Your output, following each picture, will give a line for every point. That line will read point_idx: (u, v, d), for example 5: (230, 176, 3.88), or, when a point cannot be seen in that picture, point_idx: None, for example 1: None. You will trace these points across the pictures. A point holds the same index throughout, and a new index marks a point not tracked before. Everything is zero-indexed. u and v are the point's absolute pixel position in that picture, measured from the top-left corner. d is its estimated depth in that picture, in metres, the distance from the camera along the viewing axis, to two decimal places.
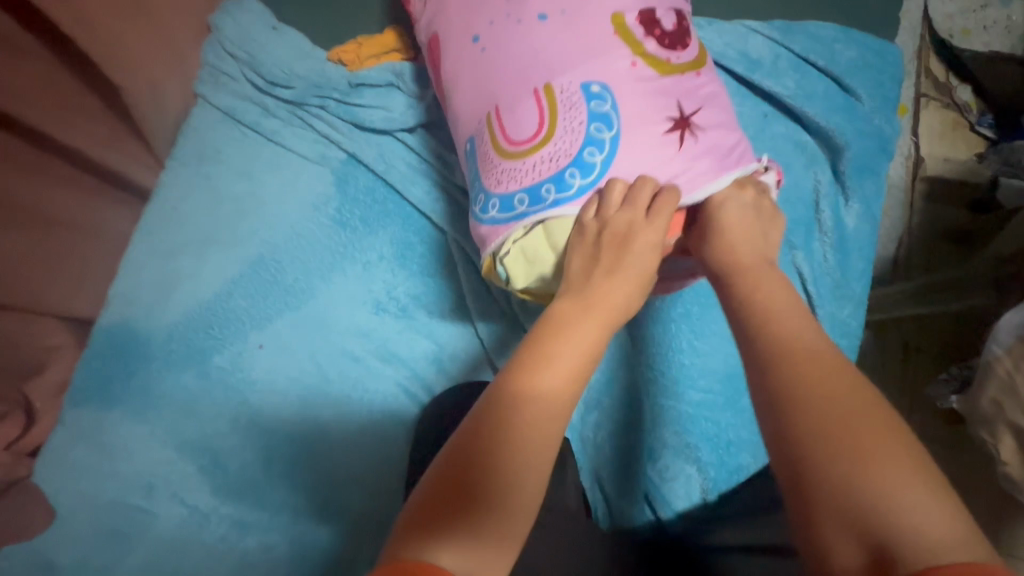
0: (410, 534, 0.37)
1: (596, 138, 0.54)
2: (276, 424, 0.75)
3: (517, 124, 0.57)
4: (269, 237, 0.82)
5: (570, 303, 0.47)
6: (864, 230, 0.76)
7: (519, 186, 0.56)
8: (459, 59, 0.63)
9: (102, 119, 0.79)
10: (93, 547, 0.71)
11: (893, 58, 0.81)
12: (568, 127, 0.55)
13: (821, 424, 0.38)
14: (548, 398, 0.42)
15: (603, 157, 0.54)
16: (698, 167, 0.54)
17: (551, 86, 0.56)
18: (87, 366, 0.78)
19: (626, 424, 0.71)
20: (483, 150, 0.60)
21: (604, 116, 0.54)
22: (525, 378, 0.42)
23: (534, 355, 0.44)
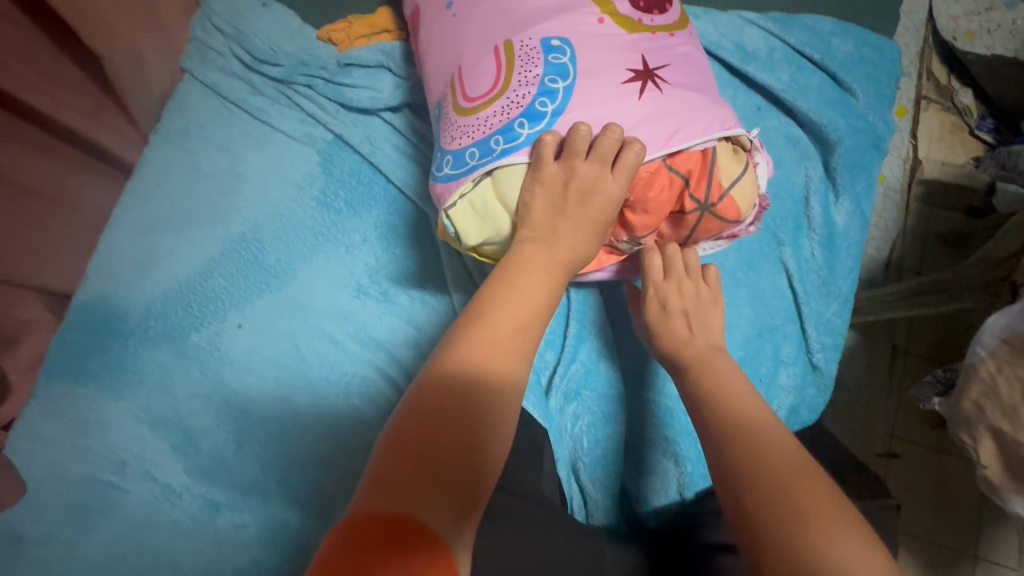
0: (395, 493, 0.35)
1: (549, 89, 0.54)
2: (251, 405, 0.74)
3: (476, 81, 0.58)
4: (251, 215, 0.81)
5: (534, 246, 0.50)
6: (853, 228, 0.75)
7: (472, 140, 0.56)
8: (436, 28, 0.65)
9: (85, 90, 0.78)
10: (63, 521, 0.71)
11: (891, 54, 0.79)
12: (523, 77, 0.55)
13: (766, 474, 0.39)
14: (509, 367, 0.43)
15: (554, 107, 0.54)
16: (656, 120, 0.54)
17: (511, 42, 0.57)
18: (63, 340, 0.77)
19: (607, 415, 0.69)
20: (445, 112, 0.60)
21: (560, 68, 0.55)
22: (493, 340, 0.43)
23: (497, 312, 0.45)
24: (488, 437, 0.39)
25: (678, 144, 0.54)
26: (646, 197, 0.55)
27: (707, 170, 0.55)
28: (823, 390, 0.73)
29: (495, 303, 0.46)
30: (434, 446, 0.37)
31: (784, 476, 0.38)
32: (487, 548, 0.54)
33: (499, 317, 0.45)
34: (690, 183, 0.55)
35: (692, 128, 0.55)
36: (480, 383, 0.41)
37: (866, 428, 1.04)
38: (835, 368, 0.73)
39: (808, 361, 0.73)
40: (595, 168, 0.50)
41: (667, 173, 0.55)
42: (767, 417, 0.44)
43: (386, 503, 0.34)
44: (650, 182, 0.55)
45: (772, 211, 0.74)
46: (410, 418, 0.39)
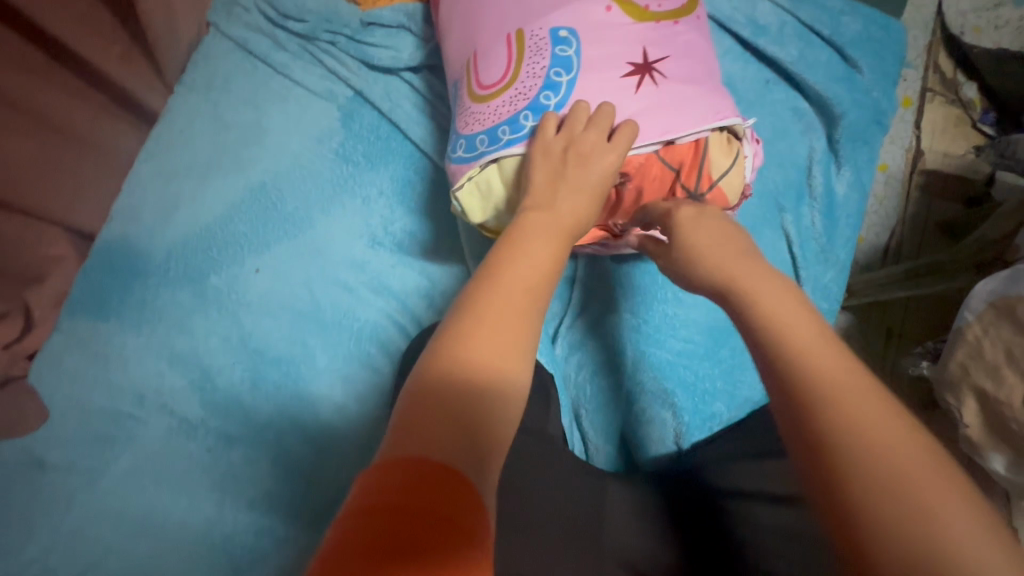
0: (412, 437, 0.34)
1: (553, 82, 0.56)
2: (266, 347, 0.77)
3: (488, 69, 0.59)
4: (272, 165, 0.84)
5: (540, 212, 0.48)
6: (853, 199, 0.78)
7: (483, 127, 0.58)
8: (454, 5, 0.66)
9: (115, 36, 0.80)
10: (83, 448, 0.74)
11: (897, 34, 0.82)
12: (530, 71, 0.57)
13: (873, 454, 0.30)
14: (519, 324, 0.40)
15: (557, 100, 0.56)
16: (653, 114, 0.56)
17: (522, 31, 0.59)
18: (87, 278, 0.80)
19: (610, 363, 0.73)
20: (460, 96, 0.62)
21: (565, 60, 0.57)
22: (505, 292, 0.41)
23: (506, 268, 0.43)
24: (498, 398, 0.37)
25: (669, 137, 0.56)
26: (635, 184, 0.57)
27: (699, 160, 0.57)
28: None
29: (504, 262, 0.43)
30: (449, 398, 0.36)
31: (903, 466, 0.29)
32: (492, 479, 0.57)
33: (508, 272, 0.43)
34: (681, 175, 0.57)
35: (683, 121, 0.56)
36: (487, 344, 0.39)
37: None
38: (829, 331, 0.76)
39: None
40: (595, 138, 0.51)
41: (657, 165, 0.57)
42: (854, 368, 0.34)
43: (407, 447, 0.33)
44: (640, 172, 0.57)
45: (776, 180, 0.77)
46: (425, 373, 0.37)
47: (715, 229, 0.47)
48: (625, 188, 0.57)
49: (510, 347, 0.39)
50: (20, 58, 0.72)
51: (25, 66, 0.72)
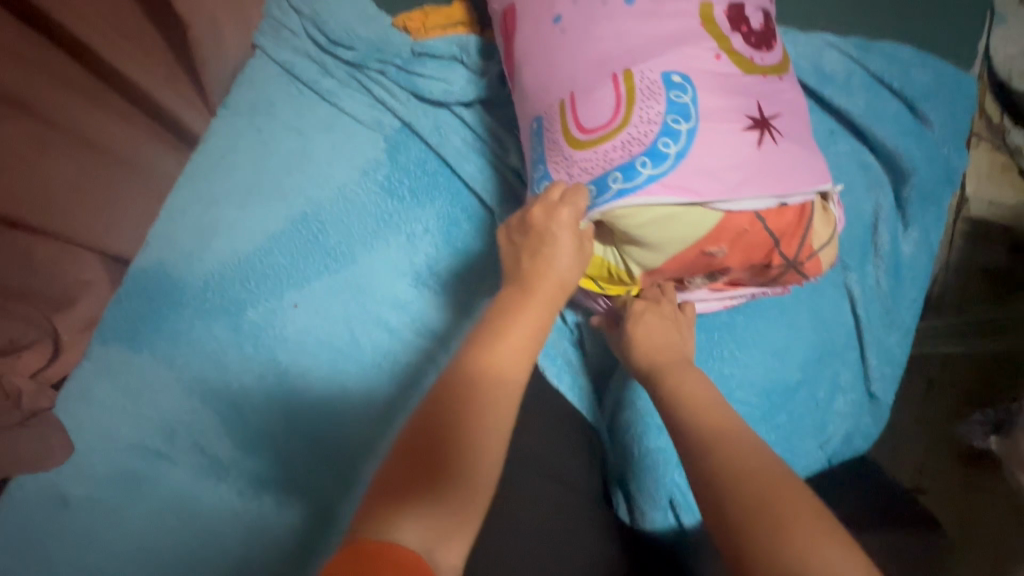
0: (372, 512, 0.37)
1: (671, 129, 0.52)
2: (302, 386, 0.74)
3: (592, 110, 0.55)
4: (315, 196, 0.81)
5: (514, 290, 0.48)
6: (921, 259, 0.75)
7: (588, 176, 0.54)
8: (537, 39, 0.61)
9: (161, 59, 0.78)
10: (109, 486, 0.71)
11: (968, 88, 0.79)
12: (643, 117, 0.53)
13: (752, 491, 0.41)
14: (491, 405, 0.41)
15: (676, 149, 0.52)
16: (772, 172, 0.53)
17: (630, 72, 0.54)
18: (119, 304, 0.77)
19: (653, 424, 0.68)
20: (552, 138, 0.58)
21: (682, 108, 0.52)
22: (470, 373, 0.42)
23: (476, 351, 0.44)
24: (478, 453, 0.39)
25: (782, 199, 0.54)
26: (731, 251, 0.55)
27: (799, 229, 0.56)
28: (878, 419, 0.73)
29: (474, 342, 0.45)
30: (409, 476, 0.38)
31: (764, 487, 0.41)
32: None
33: (494, 344, 0.44)
34: (781, 244, 0.56)
35: (796, 183, 0.54)
36: (465, 400, 0.41)
37: (894, 455, 1.01)
38: (892, 398, 0.73)
39: (866, 390, 0.73)
40: (569, 212, 0.50)
41: (759, 230, 0.54)
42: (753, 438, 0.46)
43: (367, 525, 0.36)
44: (743, 237, 0.55)
45: (843, 237, 0.73)
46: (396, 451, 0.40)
47: (662, 327, 0.59)
48: (718, 255, 0.56)
49: (490, 403, 0.41)
50: (70, 80, 0.69)
51: (76, 89, 0.70)
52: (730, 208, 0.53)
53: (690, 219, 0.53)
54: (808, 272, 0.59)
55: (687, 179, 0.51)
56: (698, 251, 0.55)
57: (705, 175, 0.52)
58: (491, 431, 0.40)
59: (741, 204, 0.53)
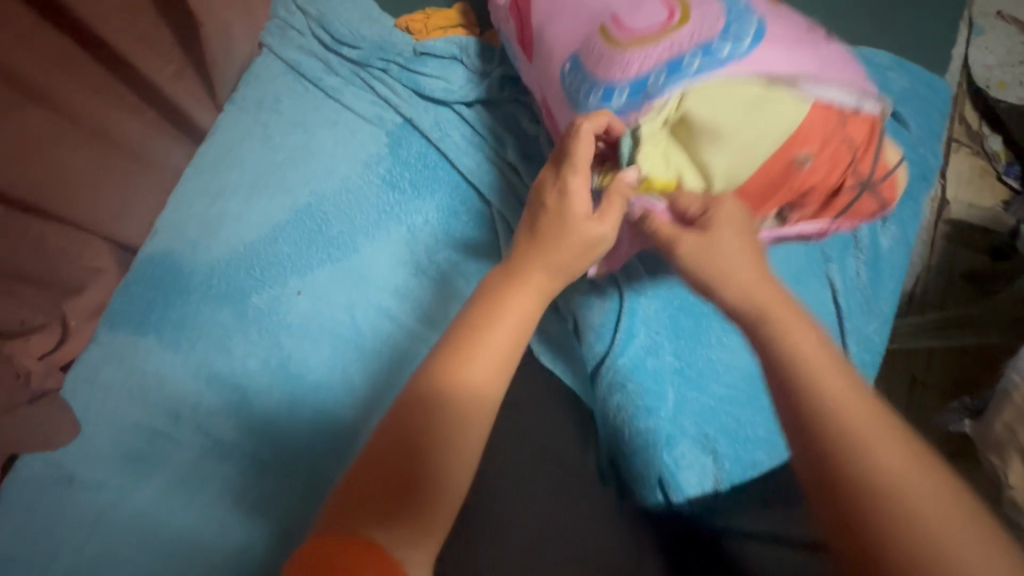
0: (350, 506, 0.40)
1: (735, 24, 0.56)
2: (305, 370, 0.76)
3: (648, 15, 0.59)
4: (319, 187, 0.84)
5: (503, 278, 0.49)
6: (898, 252, 0.78)
7: (657, 65, 0.57)
8: None
9: (174, 56, 0.81)
10: (114, 466, 0.72)
11: (943, 92, 0.83)
12: (703, 15, 0.57)
13: (843, 425, 0.40)
14: (468, 409, 0.43)
15: (747, 37, 0.55)
16: (839, 71, 0.57)
17: None
18: (127, 291, 0.80)
19: (642, 406, 0.72)
20: (598, 62, 0.60)
21: (740, 10, 0.57)
22: (449, 372, 0.44)
23: (457, 349, 0.45)
24: (450, 459, 0.42)
25: (859, 101, 0.57)
26: (817, 157, 0.58)
27: (873, 144, 0.60)
28: None
29: (460, 337, 0.46)
30: (383, 474, 0.41)
31: (859, 423, 0.40)
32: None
33: (476, 343, 0.45)
34: (858, 156, 0.59)
35: (856, 79, 0.58)
36: (441, 410, 0.43)
37: None
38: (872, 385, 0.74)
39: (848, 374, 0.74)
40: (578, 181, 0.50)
41: (843, 136, 0.58)
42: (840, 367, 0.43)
43: (348, 518, 0.39)
44: (828, 138, 0.57)
45: None
46: (373, 448, 0.42)
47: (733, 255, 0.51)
48: (806, 162, 0.57)
49: (465, 414, 0.43)
50: (84, 72, 0.71)
51: (91, 83, 0.72)
52: (816, 96, 0.56)
53: (782, 107, 0.55)
54: (876, 183, 0.62)
55: (769, 60, 0.55)
56: (789, 154, 0.57)
57: (783, 54, 0.55)
58: (468, 438, 0.43)
59: (825, 91, 0.56)
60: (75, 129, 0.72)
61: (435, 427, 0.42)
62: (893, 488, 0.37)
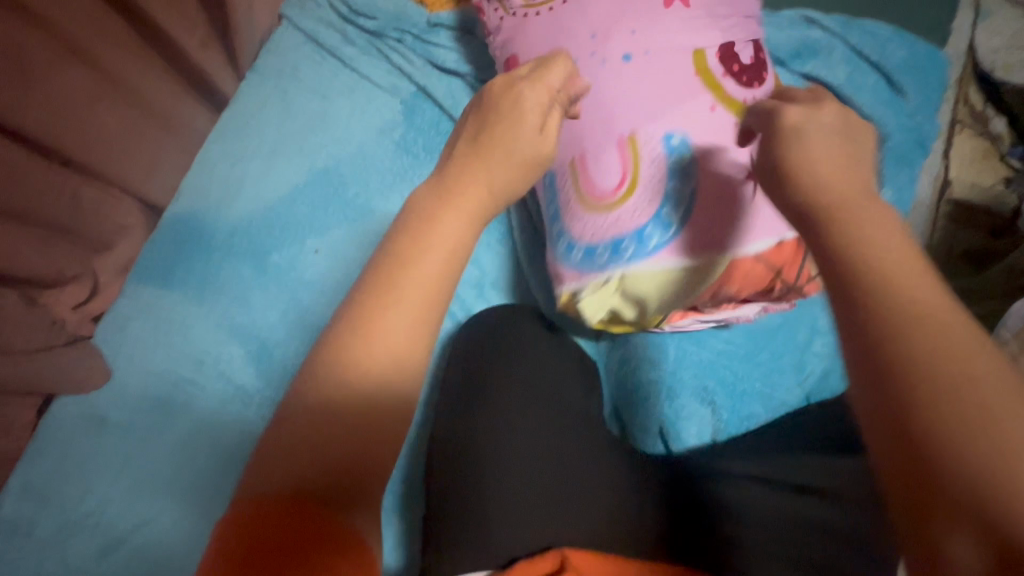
0: (285, 476, 0.33)
1: (669, 205, 0.59)
2: (321, 323, 0.80)
3: (600, 174, 0.62)
4: (336, 152, 0.88)
5: (431, 191, 0.45)
6: (895, 216, 0.81)
7: (597, 241, 0.62)
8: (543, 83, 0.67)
9: (201, 23, 0.85)
10: (142, 409, 0.77)
11: (940, 63, 0.86)
12: (649, 185, 0.60)
13: (933, 342, 0.30)
14: (402, 363, 0.38)
15: (678, 219, 0.59)
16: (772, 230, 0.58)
17: (635, 136, 0.61)
18: (154, 247, 0.84)
19: (644, 360, 0.76)
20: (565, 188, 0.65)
21: (682, 172, 0.59)
22: (371, 317, 0.38)
23: (381, 280, 0.40)
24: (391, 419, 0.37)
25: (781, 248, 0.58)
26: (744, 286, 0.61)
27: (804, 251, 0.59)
28: None
29: (395, 260, 0.40)
30: (329, 442, 0.35)
31: (951, 349, 0.29)
32: (550, 478, 0.61)
33: (404, 273, 0.40)
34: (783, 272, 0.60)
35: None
36: (366, 368, 0.37)
37: None
38: None
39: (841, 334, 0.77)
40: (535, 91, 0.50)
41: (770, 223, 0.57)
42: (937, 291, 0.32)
43: (288, 482, 0.33)
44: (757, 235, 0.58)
45: None
46: (307, 415, 0.36)
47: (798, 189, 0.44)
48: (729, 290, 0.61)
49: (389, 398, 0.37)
50: (117, 34, 0.76)
51: (123, 43, 0.77)
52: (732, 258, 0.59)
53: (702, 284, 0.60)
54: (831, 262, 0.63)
55: (693, 240, 0.58)
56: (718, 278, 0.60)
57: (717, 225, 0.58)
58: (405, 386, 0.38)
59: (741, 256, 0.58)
60: (108, 87, 0.77)
61: (375, 364, 0.38)
62: (984, 425, 0.27)
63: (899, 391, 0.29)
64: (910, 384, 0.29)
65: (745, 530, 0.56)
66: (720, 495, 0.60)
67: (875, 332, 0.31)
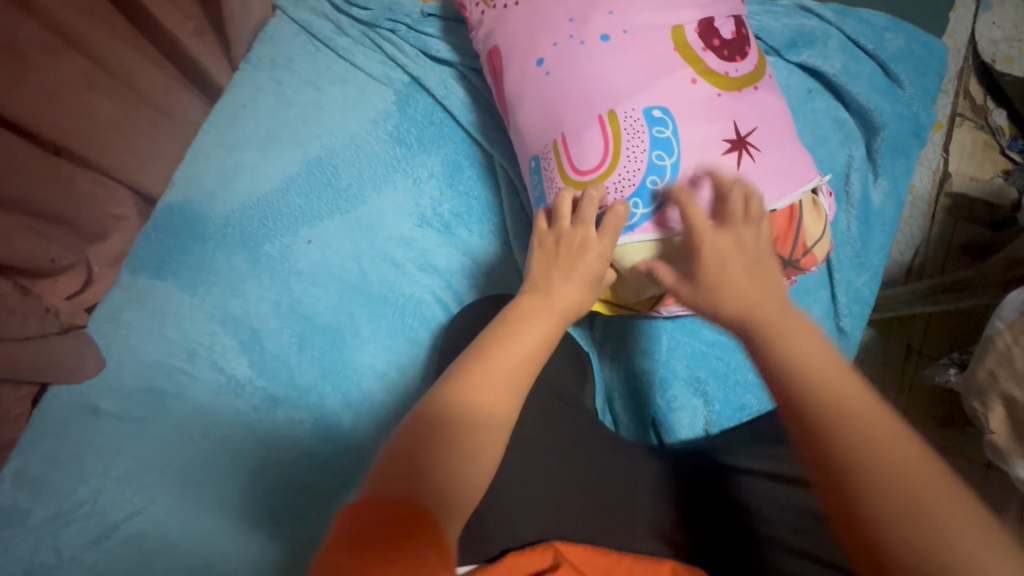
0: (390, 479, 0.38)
1: (656, 167, 0.59)
2: (314, 314, 0.80)
3: (582, 151, 0.61)
4: (330, 143, 0.87)
5: (532, 298, 0.50)
6: (889, 207, 0.81)
7: None
8: (523, 80, 0.66)
9: (194, 13, 0.84)
10: (135, 399, 0.77)
11: (938, 53, 0.85)
12: (632, 155, 0.59)
13: (855, 426, 0.37)
14: (493, 412, 0.43)
15: (663, 185, 0.59)
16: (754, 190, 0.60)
17: (614, 113, 0.60)
18: (147, 237, 0.84)
19: (638, 349, 0.76)
20: (550, 174, 0.64)
21: (664, 142, 0.59)
22: (470, 375, 0.44)
23: (478, 356, 0.45)
24: (477, 456, 0.41)
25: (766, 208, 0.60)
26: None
27: (789, 229, 0.61)
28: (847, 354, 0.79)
29: (497, 341, 0.46)
30: (423, 453, 0.40)
31: (869, 429, 0.36)
32: (541, 469, 0.61)
33: (505, 345, 0.46)
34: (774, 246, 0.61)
35: (772, 132, 0.62)
36: (469, 416, 0.42)
37: None
38: (860, 334, 0.79)
39: (835, 326, 0.79)
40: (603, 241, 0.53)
41: None
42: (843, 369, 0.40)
43: (392, 488, 0.37)
44: None
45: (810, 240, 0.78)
46: (411, 433, 0.41)
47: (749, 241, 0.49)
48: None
49: (480, 432, 0.42)
50: (110, 24, 0.75)
51: (117, 33, 0.77)
52: None
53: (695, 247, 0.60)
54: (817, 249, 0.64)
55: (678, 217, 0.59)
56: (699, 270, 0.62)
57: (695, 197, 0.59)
58: (498, 433, 0.43)
59: None
60: (101, 77, 0.76)
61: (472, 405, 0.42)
62: (914, 503, 0.33)
63: (839, 469, 0.36)
64: (854, 470, 0.35)
65: (770, 528, 0.56)
66: (747, 496, 0.58)
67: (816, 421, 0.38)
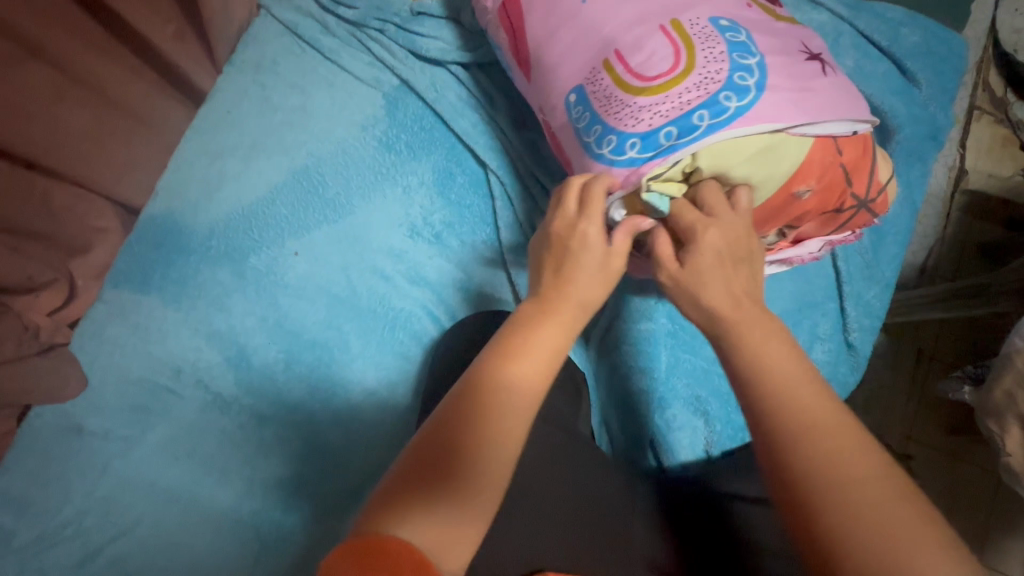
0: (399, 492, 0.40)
1: (741, 65, 0.55)
2: (302, 330, 0.78)
3: (648, 58, 0.57)
4: (317, 150, 0.84)
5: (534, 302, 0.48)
6: (903, 216, 0.77)
7: (666, 119, 0.55)
8: (553, 16, 0.64)
9: (172, 16, 0.81)
10: (119, 418, 0.75)
11: (958, 49, 0.80)
12: (709, 56, 0.56)
13: (842, 488, 0.38)
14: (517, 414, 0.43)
15: (753, 81, 0.55)
16: (838, 103, 0.57)
17: (677, 22, 0.58)
18: (129, 250, 0.82)
19: (636, 366, 0.73)
20: (608, 92, 0.58)
21: (741, 46, 0.56)
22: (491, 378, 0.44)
23: (502, 354, 0.45)
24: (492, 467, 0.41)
25: (854, 127, 0.58)
26: (816, 190, 0.60)
27: (867, 161, 0.61)
28: (855, 369, 0.75)
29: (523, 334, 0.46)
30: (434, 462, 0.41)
31: (855, 488, 0.37)
32: (536, 501, 0.58)
33: (529, 340, 0.46)
34: (853, 184, 0.61)
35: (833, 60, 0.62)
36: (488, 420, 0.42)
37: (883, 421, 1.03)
38: (870, 348, 0.75)
39: (844, 340, 0.75)
40: (595, 219, 0.49)
41: (839, 165, 0.59)
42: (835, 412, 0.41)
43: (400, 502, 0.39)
44: (826, 171, 0.59)
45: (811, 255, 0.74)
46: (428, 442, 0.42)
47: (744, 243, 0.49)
48: (804, 196, 0.59)
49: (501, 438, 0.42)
50: (82, 33, 0.72)
51: (88, 40, 0.74)
52: (815, 134, 0.57)
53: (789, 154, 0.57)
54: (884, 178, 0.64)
55: (777, 109, 0.55)
56: (789, 189, 0.58)
57: (786, 100, 0.55)
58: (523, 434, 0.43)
59: (824, 128, 0.57)
60: (75, 86, 0.73)
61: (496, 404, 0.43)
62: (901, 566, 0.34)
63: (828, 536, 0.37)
64: (841, 532, 0.36)
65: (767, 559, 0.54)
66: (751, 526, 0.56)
67: (805, 479, 0.39)
